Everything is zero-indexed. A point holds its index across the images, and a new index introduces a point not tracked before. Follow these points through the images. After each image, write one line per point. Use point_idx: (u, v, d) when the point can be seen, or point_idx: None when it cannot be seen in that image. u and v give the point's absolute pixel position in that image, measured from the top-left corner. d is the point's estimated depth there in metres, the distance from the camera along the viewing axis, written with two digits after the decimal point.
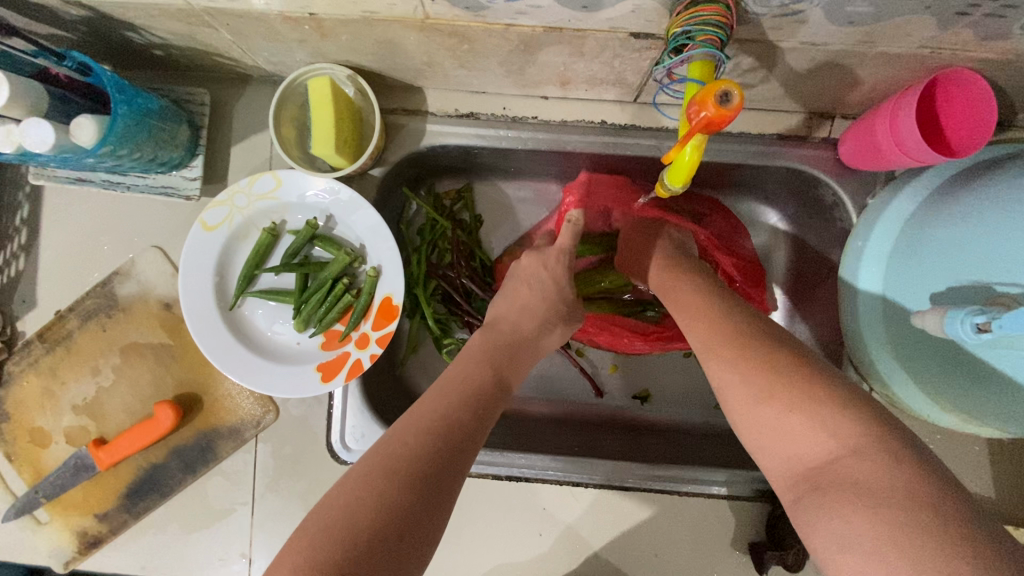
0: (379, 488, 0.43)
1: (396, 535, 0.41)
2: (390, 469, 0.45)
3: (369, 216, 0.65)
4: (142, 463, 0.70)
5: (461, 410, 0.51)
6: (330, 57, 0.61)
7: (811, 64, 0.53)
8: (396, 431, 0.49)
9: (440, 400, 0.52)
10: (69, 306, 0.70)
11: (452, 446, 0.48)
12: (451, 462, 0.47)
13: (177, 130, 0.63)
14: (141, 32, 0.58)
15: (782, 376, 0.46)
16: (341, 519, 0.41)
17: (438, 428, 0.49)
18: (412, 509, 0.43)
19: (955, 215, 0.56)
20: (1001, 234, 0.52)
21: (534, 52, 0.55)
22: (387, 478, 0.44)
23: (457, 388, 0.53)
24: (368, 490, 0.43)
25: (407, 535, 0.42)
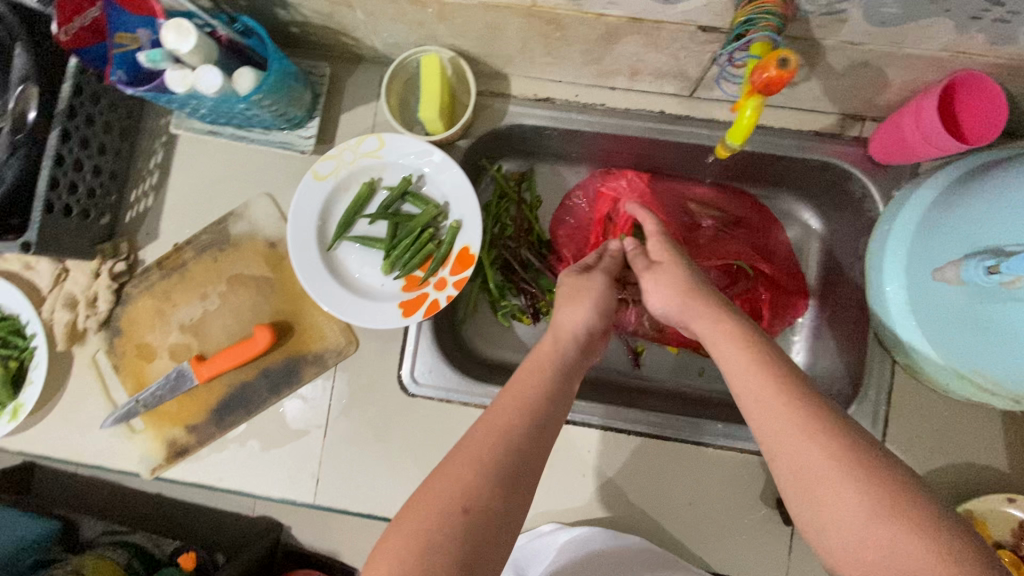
0: (467, 495, 0.46)
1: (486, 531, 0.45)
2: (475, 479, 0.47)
3: (457, 176, 0.76)
4: (232, 381, 0.79)
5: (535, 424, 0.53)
6: (439, 40, 0.73)
7: (848, 63, 0.63)
8: (480, 436, 0.51)
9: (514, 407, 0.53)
10: (186, 239, 0.81)
11: (529, 458, 0.50)
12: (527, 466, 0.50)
13: (304, 93, 0.75)
14: (289, 9, 0.71)
15: (782, 384, 0.50)
16: (434, 509, 0.46)
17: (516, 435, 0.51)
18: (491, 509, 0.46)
19: (973, 206, 0.63)
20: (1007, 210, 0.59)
21: (615, 41, 0.66)
22: (474, 482, 0.47)
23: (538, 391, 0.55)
24: (458, 495, 0.46)
25: (491, 526, 0.46)
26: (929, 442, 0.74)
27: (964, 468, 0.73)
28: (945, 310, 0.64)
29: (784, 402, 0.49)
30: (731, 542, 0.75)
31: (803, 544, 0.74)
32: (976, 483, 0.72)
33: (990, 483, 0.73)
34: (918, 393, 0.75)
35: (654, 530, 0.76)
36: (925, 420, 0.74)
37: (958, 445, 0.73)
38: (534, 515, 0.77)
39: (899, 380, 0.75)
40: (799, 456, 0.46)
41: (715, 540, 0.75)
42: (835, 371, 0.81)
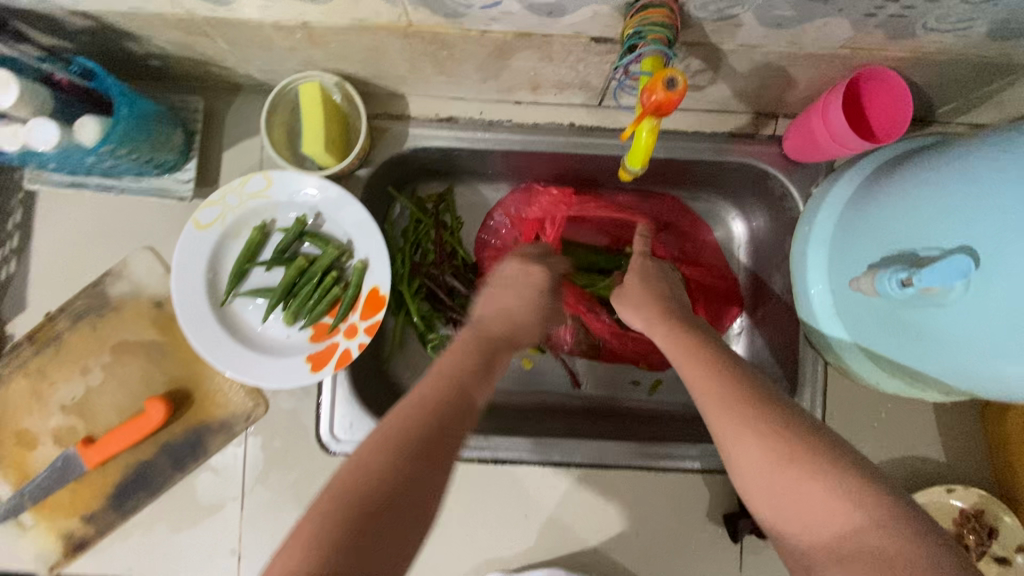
0: (402, 463, 0.45)
1: (425, 485, 0.44)
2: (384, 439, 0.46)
3: (356, 212, 0.69)
4: (130, 461, 0.71)
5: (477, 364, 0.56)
6: (319, 65, 0.66)
7: (751, 65, 0.60)
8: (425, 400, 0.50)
9: (438, 375, 0.53)
10: (60, 307, 0.72)
11: (455, 410, 0.50)
12: (438, 415, 0.49)
13: (173, 134, 0.67)
14: (141, 42, 0.62)
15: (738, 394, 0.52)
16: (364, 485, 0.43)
17: (458, 382, 0.52)
18: (427, 467, 0.45)
19: (885, 204, 0.60)
20: (910, 209, 0.56)
21: (507, 57, 0.61)
22: (430, 445, 0.46)
23: (462, 344, 0.58)
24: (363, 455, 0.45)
25: (413, 499, 0.43)
26: (868, 439, 0.73)
27: (902, 462, 0.73)
28: (866, 311, 0.62)
29: (744, 404, 0.51)
30: (683, 566, 0.72)
31: (755, 559, 0.72)
32: (914, 475, 0.72)
33: (928, 473, 0.72)
34: (853, 390, 0.74)
35: (602, 563, 0.72)
36: (861, 418, 0.74)
37: (894, 439, 0.73)
38: (478, 564, 0.72)
39: (832, 380, 0.74)
40: (733, 442, 0.50)
41: (666, 566, 0.72)
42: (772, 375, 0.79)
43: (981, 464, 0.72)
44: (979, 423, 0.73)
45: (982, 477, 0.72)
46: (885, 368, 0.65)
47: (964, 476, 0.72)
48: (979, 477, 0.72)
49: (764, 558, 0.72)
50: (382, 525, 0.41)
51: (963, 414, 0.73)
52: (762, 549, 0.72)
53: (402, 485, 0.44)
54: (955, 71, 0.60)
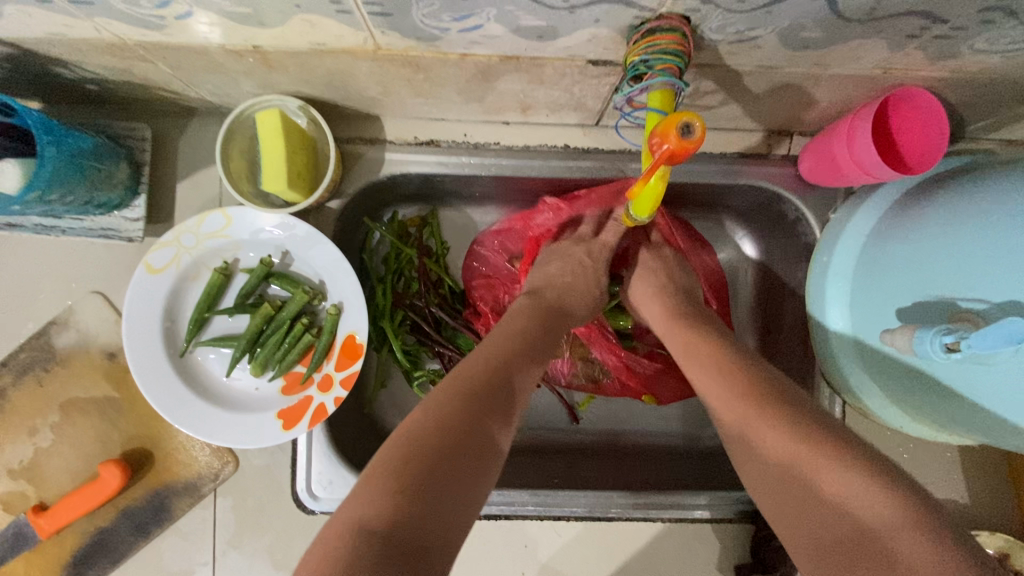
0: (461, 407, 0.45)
1: (485, 453, 0.44)
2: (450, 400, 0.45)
3: (328, 251, 0.62)
4: (87, 528, 0.65)
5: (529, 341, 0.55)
6: (280, 88, 0.58)
7: (769, 86, 0.53)
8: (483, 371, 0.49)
9: (505, 346, 0.53)
10: (1, 361, 0.65)
11: (516, 380, 0.50)
12: (503, 381, 0.49)
13: (115, 169, 0.59)
14: (70, 67, 0.54)
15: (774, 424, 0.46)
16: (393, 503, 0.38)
17: (515, 354, 0.52)
18: (493, 422, 0.46)
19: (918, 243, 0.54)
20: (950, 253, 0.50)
21: (492, 80, 0.54)
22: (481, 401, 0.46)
23: (526, 322, 0.57)
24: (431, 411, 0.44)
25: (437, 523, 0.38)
26: None
27: None
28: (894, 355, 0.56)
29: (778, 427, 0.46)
30: None
31: None
32: None
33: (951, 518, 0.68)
34: (872, 429, 0.69)
35: None
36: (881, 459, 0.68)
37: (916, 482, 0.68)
38: None
39: (850, 419, 0.69)
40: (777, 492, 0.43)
41: None
42: None
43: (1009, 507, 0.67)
44: (1006, 463, 0.68)
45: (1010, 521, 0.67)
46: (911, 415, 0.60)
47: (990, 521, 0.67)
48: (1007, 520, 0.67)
49: None
50: (449, 467, 0.41)
51: (988, 453, 0.68)
52: None
53: (463, 436, 0.43)
54: (997, 90, 0.53)
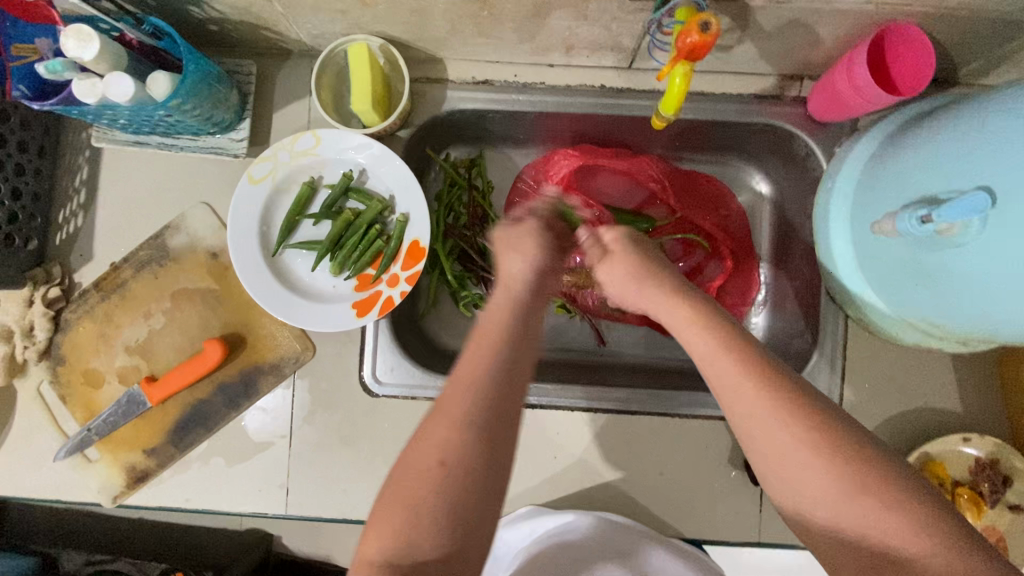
0: (452, 477, 0.43)
1: (484, 504, 0.44)
2: (441, 464, 0.44)
3: (399, 167, 0.74)
4: (188, 400, 0.77)
5: (519, 359, 0.48)
6: (366, 27, 0.70)
7: (779, 22, 0.63)
8: (479, 422, 0.45)
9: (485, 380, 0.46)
10: (123, 258, 0.78)
11: (512, 407, 0.46)
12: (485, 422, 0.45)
13: (230, 94, 0.72)
14: (203, 5, 0.67)
15: None
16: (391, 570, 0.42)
17: (505, 387, 0.46)
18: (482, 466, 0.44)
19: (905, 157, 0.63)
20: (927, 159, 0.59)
21: (544, 16, 0.65)
22: (482, 454, 0.44)
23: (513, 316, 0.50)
24: (424, 480, 0.44)
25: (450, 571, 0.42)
26: (886, 391, 0.76)
27: (920, 412, 0.75)
28: (884, 258, 0.65)
29: None
30: (703, 507, 0.76)
31: (773, 502, 0.76)
32: (932, 426, 0.75)
33: (946, 424, 0.75)
34: (873, 344, 0.77)
35: (627, 502, 0.77)
36: (880, 370, 0.76)
37: (913, 391, 0.75)
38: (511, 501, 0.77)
39: (852, 334, 0.77)
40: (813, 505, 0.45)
41: (687, 507, 0.76)
42: (796, 327, 0.82)
43: (999, 415, 0.74)
44: (998, 376, 0.75)
45: (1000, 428, 0.74)
46: (905, 319, 0.68)
47: (981, 427, 0.74)
48: (997, 427, 0.74)
49: None
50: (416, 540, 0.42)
51: (981, 367, 0.75)
52: None
53: (462, 500, 0.43)
54: (979, 27, 0.62)
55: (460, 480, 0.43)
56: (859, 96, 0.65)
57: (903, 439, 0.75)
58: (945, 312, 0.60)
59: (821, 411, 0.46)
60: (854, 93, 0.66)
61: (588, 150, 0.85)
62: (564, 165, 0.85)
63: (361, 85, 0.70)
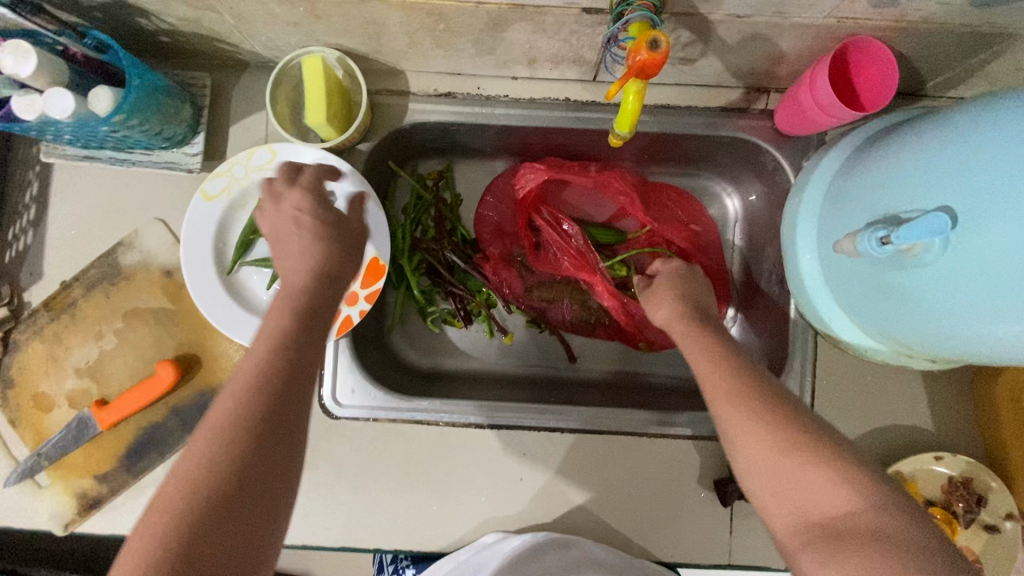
0: (245, 444, 0.43)
1: (256, 460, 0.43)
2: (183, 509, 0.40)
3: (356, 183, 0.71)
4: (142, 423, 0.74)
5: (295, 370, 0.47)
6: (322, 40, 0.68)
7: (740, 36, 0.61)
8: (177, 468, 0.42)
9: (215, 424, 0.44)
10: (74, 276, 0.75)
11: (292, 379, 0.46)
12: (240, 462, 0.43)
13: (182, 107, 0.70)
14: (151, 18, 0.65)
15: None
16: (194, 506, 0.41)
17: (250, 425, 0.44)
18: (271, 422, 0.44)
19: (870, 172, 0.61)
20: (891, 175, 0.57)
21: (502, 29, 0.63)
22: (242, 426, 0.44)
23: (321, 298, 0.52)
24: (219, 426, 0.44)
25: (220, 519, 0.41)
26: (858, 408, 0.74)
27: (892, 430, 0.74)
28: (849, 274, 0.63)
29: None
30: (673, 529, 0.74)
31: (745, 523, 0.74)
32: (905, 444, 0.74)
33: (919, 442, 0.74)
34: (843, 360, 0.76)
35: (596, 525, 0.75)
36: (851, 387, 0.75)
37: (885, 408, 0.74)
38: (475, 525, 0.74)
39: (822, 350, 0.76)
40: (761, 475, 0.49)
41: (658, 529, 0.74)
42: (767, 343, 0.81)
43: (972, 432, 0.73)
44: (969, 392, 0.74)
45: (972, 445, 0.73)
46: (873, 336, 0.66)
47: (953, 445, 0.73)
48: (969, 445, 0.73)
49: (753, 522, 0.74)
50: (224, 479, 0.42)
51: (952, 383, 0.74)
52: (753, 514, 0.74)
53: (218, 543, 0.40)
54: (943, 41, 0.61)
55: (181, 492, 0.41)
56: (827, 112, 0.64)
57: (874, 457, 0.73)
58: (913, 330, 0.59)
59: (780, 411, 0.51)
60: (821, 109, 0.64)
61: (555, 163, 0.83)
62: (530, 179, 0.84)
63: (318, 99, 0.67)
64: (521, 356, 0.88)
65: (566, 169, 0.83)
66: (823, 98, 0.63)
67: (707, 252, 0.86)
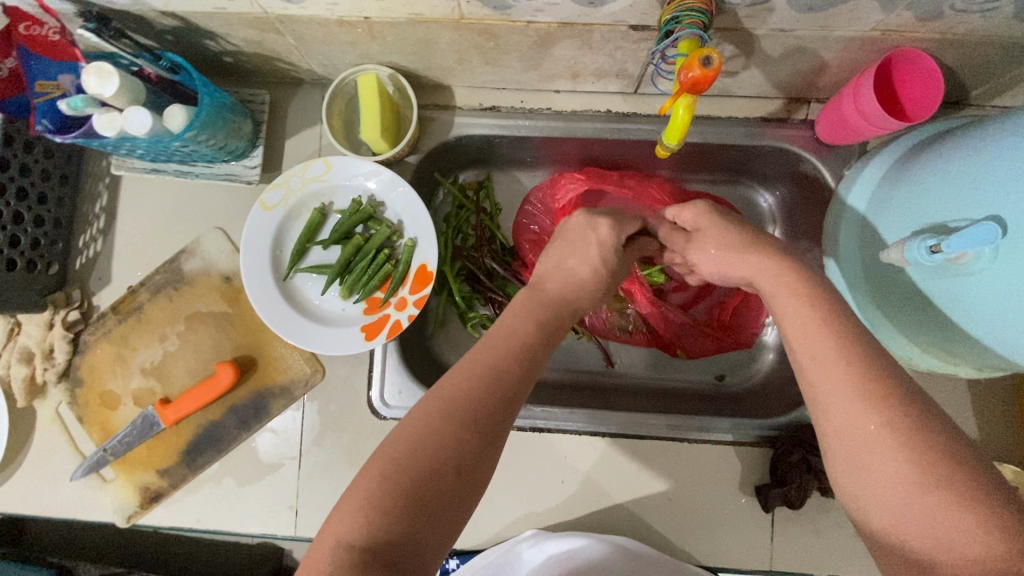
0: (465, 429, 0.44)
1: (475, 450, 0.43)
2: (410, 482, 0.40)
3: (406, 193, 0.75)
4: (200, 421, 0.78)
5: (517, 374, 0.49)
6: (376, 58, 0.72)
7: (783, 50, 0.63)
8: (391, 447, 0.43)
9: (436, 410, 0.44)
10: (140, 282, 0.80)
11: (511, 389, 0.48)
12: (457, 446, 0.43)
13: (243, 123, 0.74)
14: (218, 39, 0.69)
15: None
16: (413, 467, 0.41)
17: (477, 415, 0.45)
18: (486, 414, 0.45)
19: (915, 181, 0.62)
20: (939, 184, 0.58)
21: (549, 46, 0.66)
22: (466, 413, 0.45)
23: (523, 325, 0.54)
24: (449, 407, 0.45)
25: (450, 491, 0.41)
26: None
27: None
28: (896, 283, 0.63)
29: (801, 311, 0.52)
30: (713, 534, 0.75)
31: (785, 529, 0.75)
32: None
33: None
34: None
35: (635, 529, 0.76)
36: None
37: None
38: (517, 526, 0.76)
39: None
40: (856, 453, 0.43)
41: (697, 533, 0.75)
42: None
43: (1020, 443, 0.72)
44: (1016, 402, 0.73)
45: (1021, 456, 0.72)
46: (919, 345, 0.66)
47: (1000, 455, 0.73)
48: (1018, 456, 0.72)
49: (793, 528, 0.74)
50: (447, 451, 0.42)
51: (998, 392, 0.74)
52: (793, 520, 0.75)
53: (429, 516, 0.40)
54: (986, 52, 0.62)
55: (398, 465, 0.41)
56: (868, 121, 0.65)
57: None
58: (962, 339, 0.59)
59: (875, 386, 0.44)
60: (863, 119, 0.65)
61: (595, 173, 0.85)
62: (570, 189, 0.85)
63: (372, 115, 0.71)
64: (560, 361, 0.90)
65: (606, 180, 0.85)
66: (865, 109, 0.64)
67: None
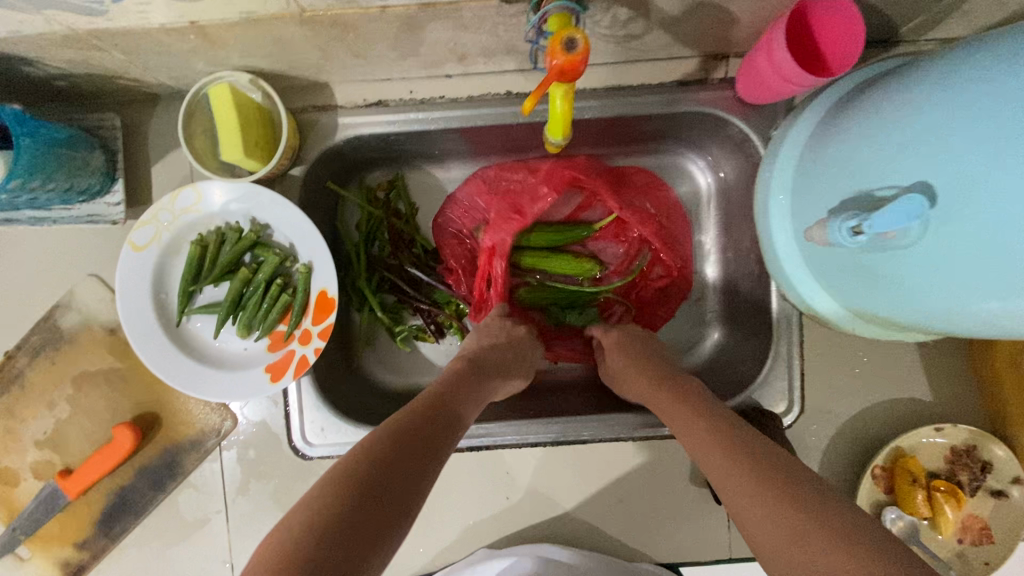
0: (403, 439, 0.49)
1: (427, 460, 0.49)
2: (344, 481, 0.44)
3: (291, 214, 0.67)
4: (111, 487, 0.72)
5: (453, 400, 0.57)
6: (228, 64, 0.62)
7: (685, 7, 0.55)
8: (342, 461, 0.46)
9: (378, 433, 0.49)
10: (16, 345, 0.71)
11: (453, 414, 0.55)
12: (413, 480, 0.46)
13: (91, 157, 0.65)
14: (37, 65, 0.59)
15: None
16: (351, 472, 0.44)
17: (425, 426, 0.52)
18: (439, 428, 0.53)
19: (840, 143, 0.55)
20: (865, 146, 0.51)
21: (419, 30, 0.57)
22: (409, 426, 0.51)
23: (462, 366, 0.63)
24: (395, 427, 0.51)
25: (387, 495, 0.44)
26: (852, 386, 0.71)
27: (887, 405, 0.70)
28: (830, 259, 0.58)
29: None
30: (669, 530, 0.72)
31: None
32: (902, 417, 0.70)
33: (917, 415, 0.70)
34: (832, 337, 0.71)
35: (590, 535, 0.73)
36: (842, 364, 0.71)
37: (879, 384, 0.70)
38: (465, 549, 0.72)
39: (808, 329, 0.71)
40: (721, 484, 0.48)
41: (654, 531, 0.72)
42: (752, 325, 0.75)
43: (971, 398, 0.70)
44: (966, 356, 0.70)
45: (973, 411, 0.70)
46: (860, 316, 0.61)
47: (953, 413, 0.70)
48: (970, 411, 0.70)
49: None
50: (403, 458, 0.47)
51: (949, 348, 0.70)
52: None
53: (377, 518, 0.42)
54: None
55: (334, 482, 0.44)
56: (785, 78, 0.58)
57: (869, 435, 0.70)
58: (899, 313, 0.54)
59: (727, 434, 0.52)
60: (781, 77, 0.58)
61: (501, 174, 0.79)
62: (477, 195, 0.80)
63: (234, 134, 0.62)
64: None
65: (513, 181, 0.79)
66: (782, 67, 0.57)
67: (671, 245, 0.79)
